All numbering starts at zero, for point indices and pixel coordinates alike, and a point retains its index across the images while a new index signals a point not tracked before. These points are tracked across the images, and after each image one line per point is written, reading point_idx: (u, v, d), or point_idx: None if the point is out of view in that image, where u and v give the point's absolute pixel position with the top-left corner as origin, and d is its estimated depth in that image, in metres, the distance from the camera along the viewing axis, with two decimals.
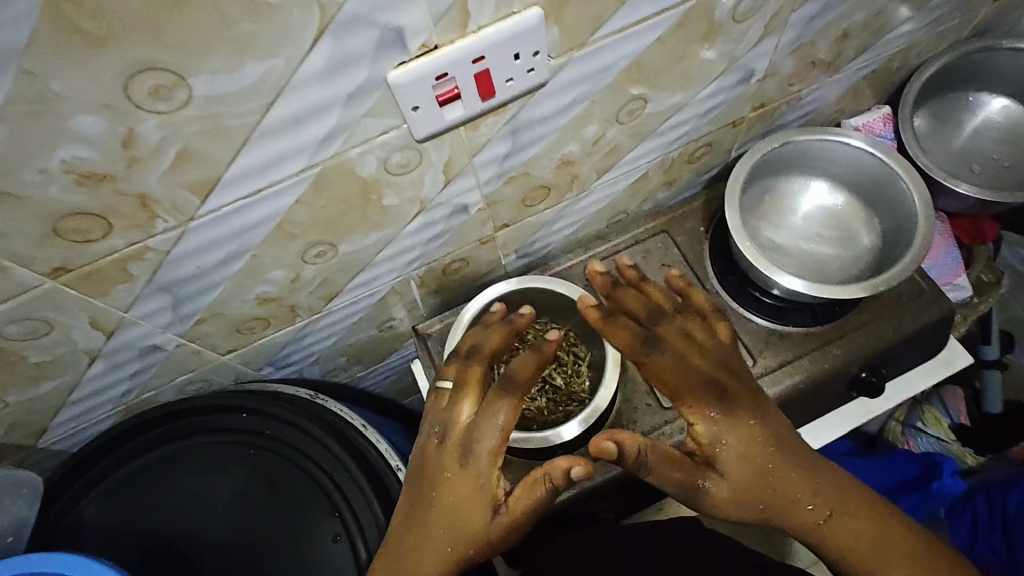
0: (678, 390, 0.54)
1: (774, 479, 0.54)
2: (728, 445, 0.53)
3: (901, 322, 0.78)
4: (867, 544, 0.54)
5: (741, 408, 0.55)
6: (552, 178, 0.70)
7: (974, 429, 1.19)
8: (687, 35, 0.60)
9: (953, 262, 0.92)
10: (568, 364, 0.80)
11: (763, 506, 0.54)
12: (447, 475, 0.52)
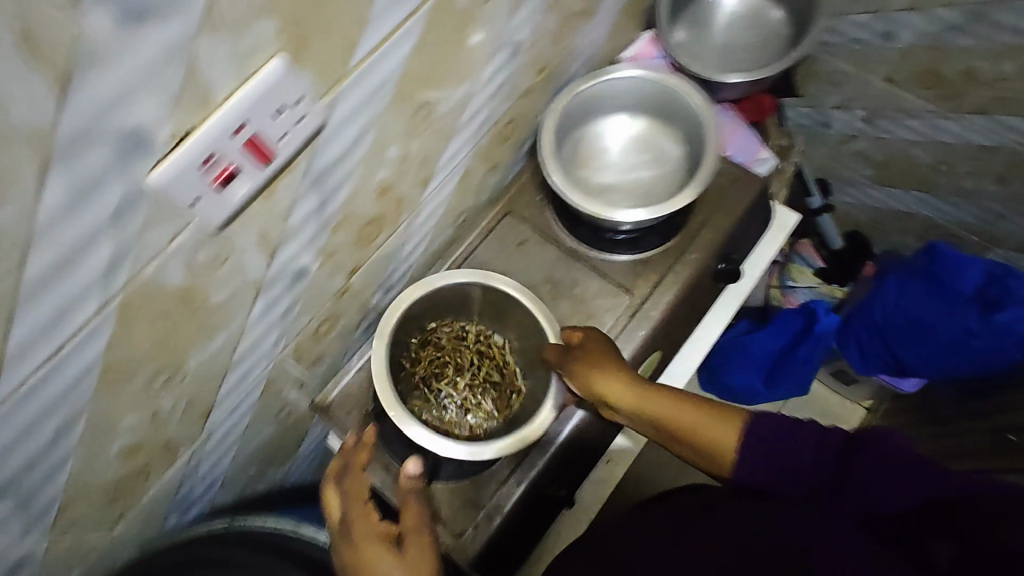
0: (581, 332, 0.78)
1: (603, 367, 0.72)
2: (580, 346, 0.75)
3: (731, 210, 0.86)
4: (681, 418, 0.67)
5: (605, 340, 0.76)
6: (376, 209, 0.70)
7: (830, 266, 1.37)
8: (446, 32, 0.61)
9: (751, 141, 1.02)
10: (496, 358, 0.86)
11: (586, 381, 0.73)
12: (349, 557, 0.57)
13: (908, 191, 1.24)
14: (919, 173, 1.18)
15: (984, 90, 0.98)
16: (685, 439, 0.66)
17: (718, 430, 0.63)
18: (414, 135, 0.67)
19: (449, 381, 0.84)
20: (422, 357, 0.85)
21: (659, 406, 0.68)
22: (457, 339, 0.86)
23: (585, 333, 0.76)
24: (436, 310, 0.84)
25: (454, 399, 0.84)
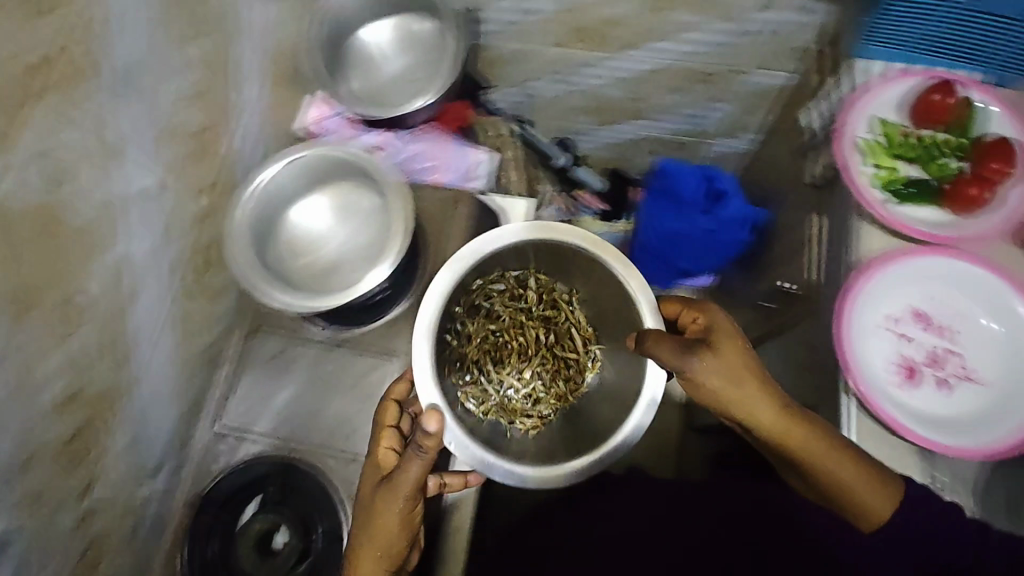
0: (704, 326, 0.61)
1: (744, 389, 0.58)
2: (710, 365, 0.57)
3: (456, 237, 0.88)
4: (856, 491, 0.59)
5: (731, 350, 0.59)
6: (76, 424, 0.62)
7: (608, 206, 1.43)
8: (39, 229, 0.55)
9: (462, 151, 1.03)
10: (566, 325, 0.76)
11: (707, 395, 0.58)
12: (367, 497, 0.64)
13: (627, 123, 1.35)
14: (625, 107, 1.29)
15: (625, 30, 1.08)
16: (834, 487, 0.60)
17: (854, 492, 0.59)
18: (66, 336, 0.59)
19: (508, 340, 0.77)
20: (482, 320, 0.76)
21: (762, 418, 0.58)
22: (511, 291, 0.75)
23: (723, 330, 0.60)
24: (486, 269, 0.69)
25: (503, 376, 0.75)
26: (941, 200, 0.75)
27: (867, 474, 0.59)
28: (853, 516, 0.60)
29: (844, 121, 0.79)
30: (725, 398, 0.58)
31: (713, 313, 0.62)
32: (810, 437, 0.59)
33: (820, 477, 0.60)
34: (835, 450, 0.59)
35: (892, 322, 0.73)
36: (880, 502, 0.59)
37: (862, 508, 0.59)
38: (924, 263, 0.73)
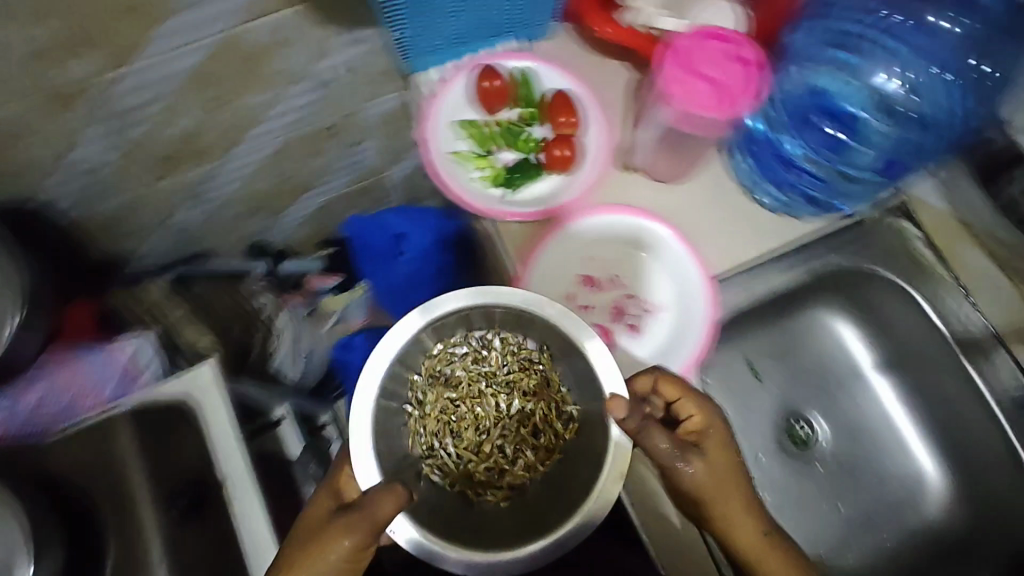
0: (730, 447, 0.68)
1: (711, 492, 0.65)
2: (709, 468, 0.65)
3: (135, 468, 0.76)
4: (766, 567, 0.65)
5: (708, 450, 0.66)
6: None
7: (337, 279, 1.25)
8: None
9: (116, 369, 0.92)
10: (559, 410, 0.74)
11: (712, 493, 0.65)
12: (309, 539, 0.66)
13: (298, 202, 1.19)
14: (277, 195, 1.15)
15: (212, 134, 0.94)
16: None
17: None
18: None
19: (525, 438, 0.76)
20: (439, 386, 0.77)
21: (729, 509, 0.65)
22: (486, 365, 0.77)
23: (722, 439, 0.67)
24: (441, 332, 0.71)
25: (498, 457, 0.76)
26: (543, 171, 0.79)
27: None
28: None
29: (427, 142, 0.80)
30: (703, 496, 0.65)
31: (711, 417, 0.67)
32: (751, 526, 0.66)
33: None
34: (784, 552, 0.66)
35: (570, 302, 0.75)
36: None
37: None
38: (562, 236, 0.75)
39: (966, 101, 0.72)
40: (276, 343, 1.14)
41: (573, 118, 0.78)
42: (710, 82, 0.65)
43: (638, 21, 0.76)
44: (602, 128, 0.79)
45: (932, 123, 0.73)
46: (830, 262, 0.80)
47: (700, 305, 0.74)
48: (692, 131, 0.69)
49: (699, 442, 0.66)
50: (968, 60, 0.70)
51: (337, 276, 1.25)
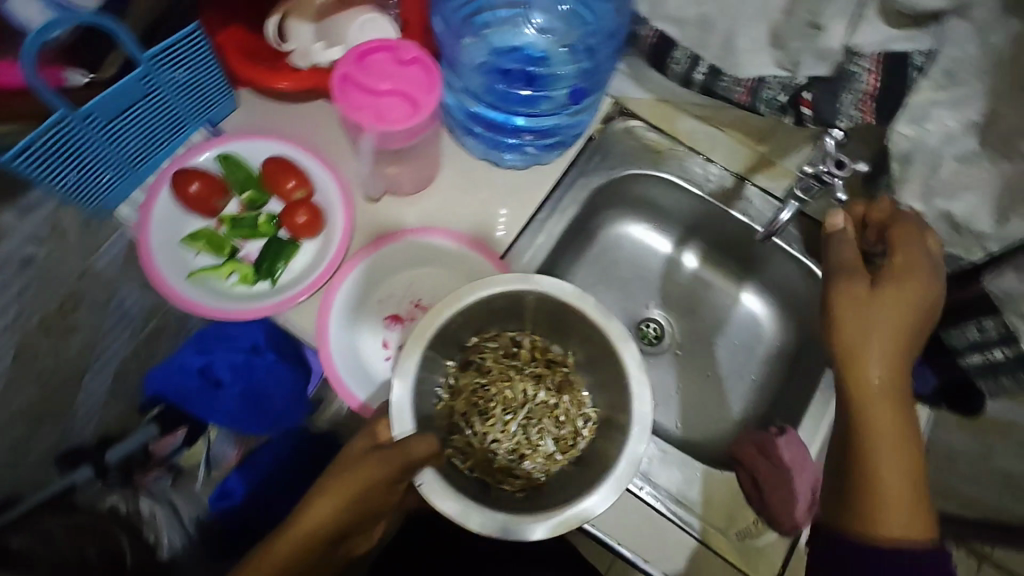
0: (903, 270, 0.56)
1: (863, 330, 0.54)
2: (884, 314, 0.54)
3: None
4: (870, 447, 0.52)
5: (908, 285, 0.55)
6: None
7: (184, 434, 1.09)
8: None
9: None
10: (573, 413, 0.72)
11: (858, 335, 0.54)
12: (331, 470, 0.60)
13: (83, 389, 0.95)
14: (51, 396, 0.89)
15: None
16: (866, 461, 0.52)
17: (881, 474, 0.52)
18: None
19: (546, 425, 0.73)
20: (470, 371, 0.73)
21: (872, 347, 0.53)
22: (515, 353, 0.74)
23: (914, 277, 0.55)
24: (484, 324, 0.70)
25: (511, 444, 0.72)
26: (297, 242, 0.76)
27: (905, 484, 0.52)
28: (851, 505, 0.53)
29: (154, 270, 0.72)
30: (843, 315, 0.55)
31: (903, 248, 0.57)
32: (887, 385, 0.53)
33: (869, 474, 0.52)
34: (904, 416, 0.53)
35: (388, 346, 0.76)
36: (904, 501, 0.52)
37: (878, 500, 0.52)
38: (348, 293, 0.75)
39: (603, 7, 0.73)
40: (153, 533, 0.98)
41: (294, 178, 0.75)
42: (389, 96, 0.65)
43: (306, 61, 0.76)
44: (330, 172, 0.77)
45: (586, 42, 0.74)
46: (590, 183, 0.85)
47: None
48: (402, 146, 0.69)
49: (903, 263, 0.56)
50: None
51: (179, 430, 1.09)
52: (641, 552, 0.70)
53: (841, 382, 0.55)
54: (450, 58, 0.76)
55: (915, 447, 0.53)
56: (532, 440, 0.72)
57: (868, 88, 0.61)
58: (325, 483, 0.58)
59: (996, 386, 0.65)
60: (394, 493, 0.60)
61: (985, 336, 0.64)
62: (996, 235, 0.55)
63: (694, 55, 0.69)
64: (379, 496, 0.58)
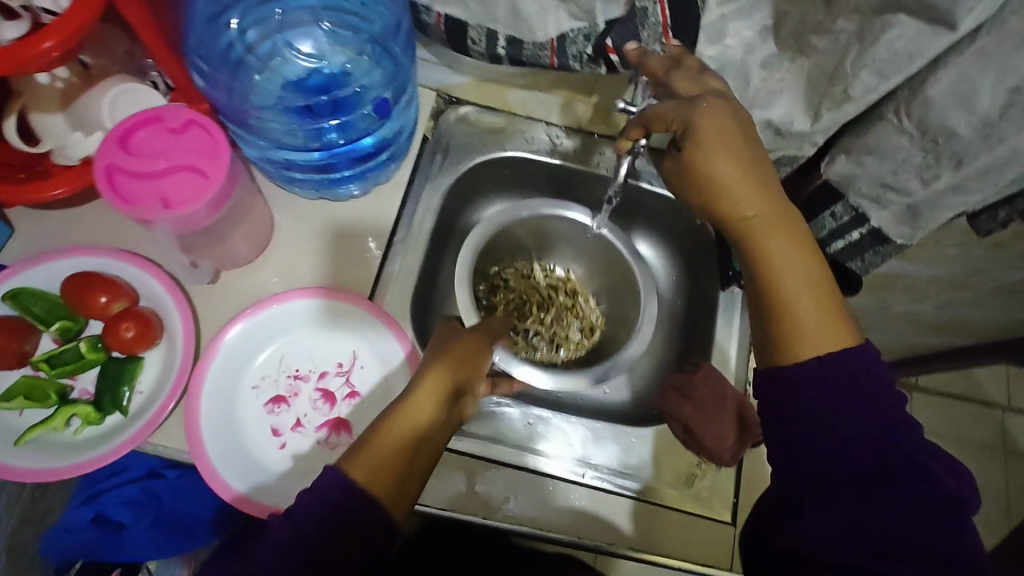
0: (703, 122, 0.53)
1: (711, 188, 0.53)
2: (713, 159, 0.52)
3: None
4: (778, 271, 0.52)
5: (716, 125, 0.53)
6: None
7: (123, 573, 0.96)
8: None
9: None
10: (582, 311, 0.90)
11: (704, 186, 0.54)
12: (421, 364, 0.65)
13: None
14: None
15: None
16: (775, 291, 0.52)
17: (793, 295, 0.51)
18: None
19: (566, 323, 0.89)
20: (506, 289, 0.89)
21: (726, 179, 0.52)
22: (530, 277, 0.90)
23: (712, 113, 0.53)
24: (517, 244, 0.88)
25: (547, 338, 0.88)
26: (138, 356, 0.67)
27: (816, 289, 0.52)
28: (772, 341, 0.52)
29: None
30: (697, 172, 0.53)
31: (695, 102, 0.54)
32: (759, 213, 0.53)
33: (779, 302, 0.52)
34: (794, 225, 0.53)
35: (280, 434, 0.68)
36: (819, 317, 0.51)
37: (792, 330, 0.51)
38: (211, 392, 0.67)
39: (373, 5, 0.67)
40: None
41: (104, 290, 0.65)
42: (172, 175, 0.57)
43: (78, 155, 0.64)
44: (150, 269, 0.68)
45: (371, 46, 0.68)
46: (439, 185, 0.83)
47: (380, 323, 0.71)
48: (212, 220, 0.61)
49: (697, 120, 0.53)
50: None
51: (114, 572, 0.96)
52: (603, 536, 0.68)
53: (719, 221, 0.54)
54: (236, 119, 0.65)
55: (812, 244, 0.53)
56: (556, 337, 0.88)
57: (661, 20, 0.57)
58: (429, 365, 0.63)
59: (864, 262, 0.68)
60: (480, 366, 0.66)
61: (840, 222, 0.65)
62: (815, 130, 0.56)
63: (487, 31, 0.63)
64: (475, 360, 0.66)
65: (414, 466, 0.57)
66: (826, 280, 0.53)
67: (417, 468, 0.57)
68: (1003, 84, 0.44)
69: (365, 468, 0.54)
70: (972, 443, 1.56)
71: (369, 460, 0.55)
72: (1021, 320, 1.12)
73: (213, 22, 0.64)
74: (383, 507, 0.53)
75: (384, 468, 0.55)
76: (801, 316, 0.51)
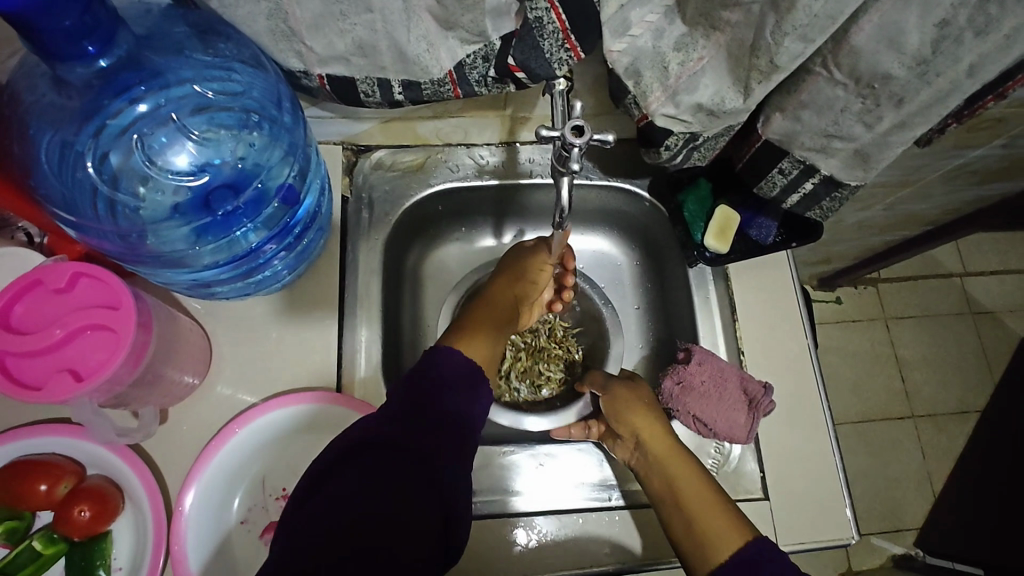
0: (638, 393, 0.71)
1: (635, 432, 0.67)
2: (634, 417, 0.68)
3: None
4: (689, 498, 0.62)
5: (641, 399, 0.70)
6: None
7: None
8: None
9: None
10: (560, 350, 0.85)
11: (632, 428, 0.68)
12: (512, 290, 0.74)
13: None
14: None
15: None
16: (692, 507, 0.62)
17: (703, 511, 0.61)
18: None
19: (548, 363, 0.84)
20: None
21: (646, 431, 0.67)
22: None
23: (644, 394, 0.71)
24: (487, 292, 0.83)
25: (527, 379, 0.83)
26: (106, 531, 0.60)
27: (721, 508, 0.61)
28: (694, 550, 0.60)
29: None
30: (621, 415, 0.69)
31: (633, 381, 0.73)
32: (671, 450, 0.66)
33: (698, 513, 0.61)
34: (695, 468, 0.65)
35: None
36: (723, 526, 0.60)
37: (709, 536, 0.60)
38: (197, 544, 0.60)
39: (242, 75, 0.56)
40: None
41: (42, 476, 0.58)
42: (74, 341, 0.49)
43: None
44: (83, 433, 0.61)
45: (255, 124, 0.58)
46: (375, 244, 0.75)
47: (360, 414, 0.65)
48: (138, 371, 0.54)
49: (630, 395, 0.71)
50: (184, 55, 0.54)
51: None
52: (648, 553, 0.67)
53: (643, 454, 0.66)
54: (135, 255, 0.56)
55: (714, 485, 0.64)
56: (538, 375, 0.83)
57: (560, 26, 0.53)
58: (496, 281, 0.74)
59: (822, 210, 0.67)
60: (544, 281, 0.76)
61: (789, 177, 0.63)
62: (749, 104, 0.53)
63: (378, 80, 0.57)
64: (539, 275, 0.75)
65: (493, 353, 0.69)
66: (726, 501, 0.62)
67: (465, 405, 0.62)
68: (930, 19, 0.42)
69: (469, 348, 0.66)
70: (945, 316, 1.55)
71: (463, 342, 0.66)
72: (970, 198, 1.11)
73: (65, 151, 0.52)
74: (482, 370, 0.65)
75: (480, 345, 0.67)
76: (715, 522, 0.60)
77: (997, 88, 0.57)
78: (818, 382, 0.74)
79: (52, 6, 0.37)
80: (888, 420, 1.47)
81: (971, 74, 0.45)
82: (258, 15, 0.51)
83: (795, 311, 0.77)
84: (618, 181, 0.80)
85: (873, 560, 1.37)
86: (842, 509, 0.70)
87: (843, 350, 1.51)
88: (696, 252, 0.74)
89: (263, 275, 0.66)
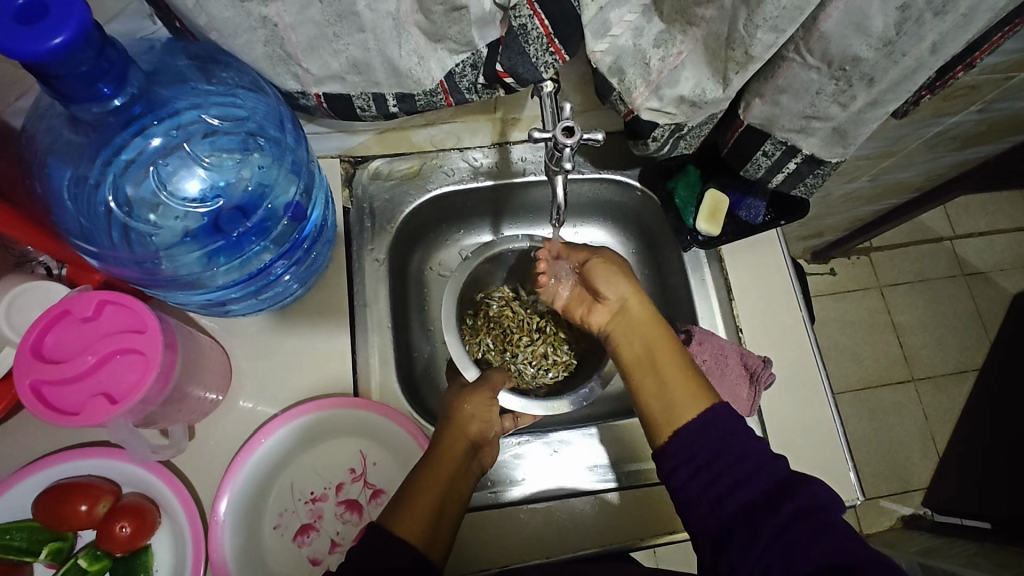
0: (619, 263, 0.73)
1: (624, 299, 0.70)
2: (622, 287, 0.71)
3: None
4: (665, 365, 0.65)
5: (622, 269, 0.72)
6: None
7: None
8: None
9: None
10: (567, 337, 0.87)
11: (621, 293, 0.71)
12: (445, 445, 0.65)
13: None
14: None
15: None
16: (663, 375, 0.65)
17: (673, 378, 0.64)
18: None
19: (557, 347, 0.86)
20: (497, 312, 0.87)
21: (631, 296, 0.70)
22: (521, 298, 0.88)
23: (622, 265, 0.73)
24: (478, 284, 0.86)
25: (534, 363, 0.85)
26: (146, 546, 0.63)
27: (693, 377, 0.64)
28: (658, 415, 0.63)
29: None
30: (606, 279, 0.72)
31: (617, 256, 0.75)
32: (652, 320, 0.69)
33: (667, 379, 0.64)
34: (675, 344, 0.67)
35: (319, 562, 0.66)
36: (692, 396, 0.62)
37: (676, 401, 0.62)
38: (235, 552, 0.63)
39: (246, 101, 0.58)
40: None
41: (82, 496, 0.60)
42: (106, 366, 0.52)
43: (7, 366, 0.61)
44: (118, 455, 0.64)
45: (258, 145, 0.60)
46: (377, 253, 0.78)
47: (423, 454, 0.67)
48: (166, 391, 0.57)
49: (616, 263, 0.73)
50: (188, 84, 0.57)
51: None
52: (660, 527, 0.70)
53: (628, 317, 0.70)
54: (153, 281, 0.59)
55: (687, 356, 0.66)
56: (546, 359, 0.86)
57: (544, 31, 0.54)
58: (448, 423, 0.68)
59: (806, 187, 0.69)
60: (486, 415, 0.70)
61: (773, 158, 0.66)
62: (730, 93, 0.55)
63: (373, 95, 0.60)
64: (461, 422, 0.68)
65: (448, 506, 0.62)
66: (699, 375, 0.64)
67: (438, 544, 0.59)
68: (892, 3, 0.44)
69: (403, 521, 0.59)
70: (938, 280, 1.58)
71: (403, 513, 0.59)
72: (948, 163, 1.14)
73: (80, 186, 0.55)
74: (423, 546, 0.58)
75: (415, 514, 0.59)
76: (686, 388, 0.63)
77: (966, 58, 0.59)
78: (816, 353, 0.77)
79: (70, 55, 0.39)
80: (887, 384, 1.50)
81: (934, 52, 0.48)
82: (256, 43, 0.52)
83: (788, 286, 0.80)
84: (608, 172, 0.82)
85: (882, 522, 1.39)
86: (846, 472, 0.73)
87: (841, 319, 1.54)
88: (687, 237, 0.77)
89: (274, 290, 0.68)
